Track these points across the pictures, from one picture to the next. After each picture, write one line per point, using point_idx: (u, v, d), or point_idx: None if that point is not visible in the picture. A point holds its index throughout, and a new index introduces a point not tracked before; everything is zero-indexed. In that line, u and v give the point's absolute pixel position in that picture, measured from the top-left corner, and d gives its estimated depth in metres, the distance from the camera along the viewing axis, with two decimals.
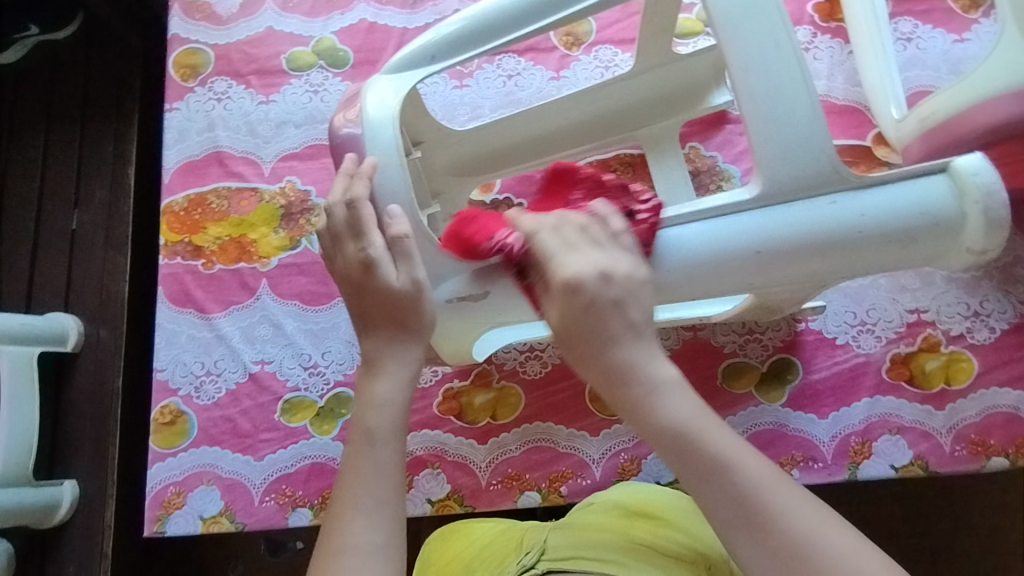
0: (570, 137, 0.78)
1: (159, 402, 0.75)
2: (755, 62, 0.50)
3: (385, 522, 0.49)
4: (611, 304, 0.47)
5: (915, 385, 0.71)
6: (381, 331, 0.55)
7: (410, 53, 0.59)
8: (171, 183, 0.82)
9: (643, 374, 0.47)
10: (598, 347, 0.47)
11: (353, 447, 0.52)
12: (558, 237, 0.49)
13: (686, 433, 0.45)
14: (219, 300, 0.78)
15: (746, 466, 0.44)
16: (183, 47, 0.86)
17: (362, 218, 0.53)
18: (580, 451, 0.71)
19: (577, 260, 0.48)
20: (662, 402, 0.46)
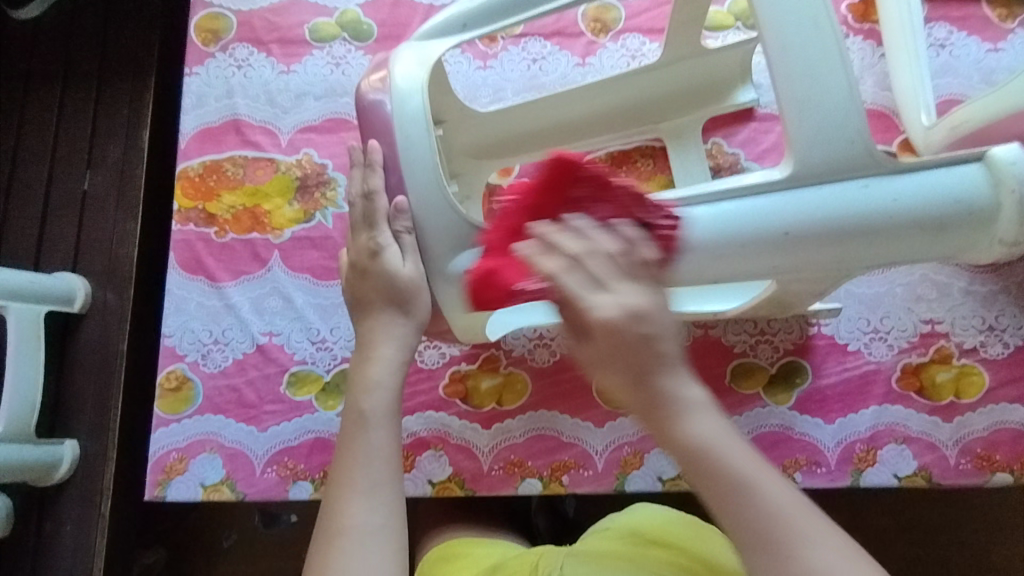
0: (592, 124, 0.78)
1: (165, 367, 0.75)
2: (794, 43, 0.49)
3: (384, 502, 0.50)
4: (640, 336, 0.44)
5: (924, 396, 0.71)
6: (379, 311, 0.57)
7: (440, 22, 0.58)
8: (187, 148, 0.81)
9: (666, 394, 0.44)
10: (629, 374, 0.44)
11: (347, 429, 0.53)
12: (583, 273, 0.45)
13: (705, 452, 0.43)
14: (230, 270, 0.77)
15: (770, 493, 0.42)
16: (205, 12, 0.85)
17: (375, 211, 0.56)
18: (583, 441, 0.71)
19: (605, 295, 0.44)
20: (691, 421, 0.44)
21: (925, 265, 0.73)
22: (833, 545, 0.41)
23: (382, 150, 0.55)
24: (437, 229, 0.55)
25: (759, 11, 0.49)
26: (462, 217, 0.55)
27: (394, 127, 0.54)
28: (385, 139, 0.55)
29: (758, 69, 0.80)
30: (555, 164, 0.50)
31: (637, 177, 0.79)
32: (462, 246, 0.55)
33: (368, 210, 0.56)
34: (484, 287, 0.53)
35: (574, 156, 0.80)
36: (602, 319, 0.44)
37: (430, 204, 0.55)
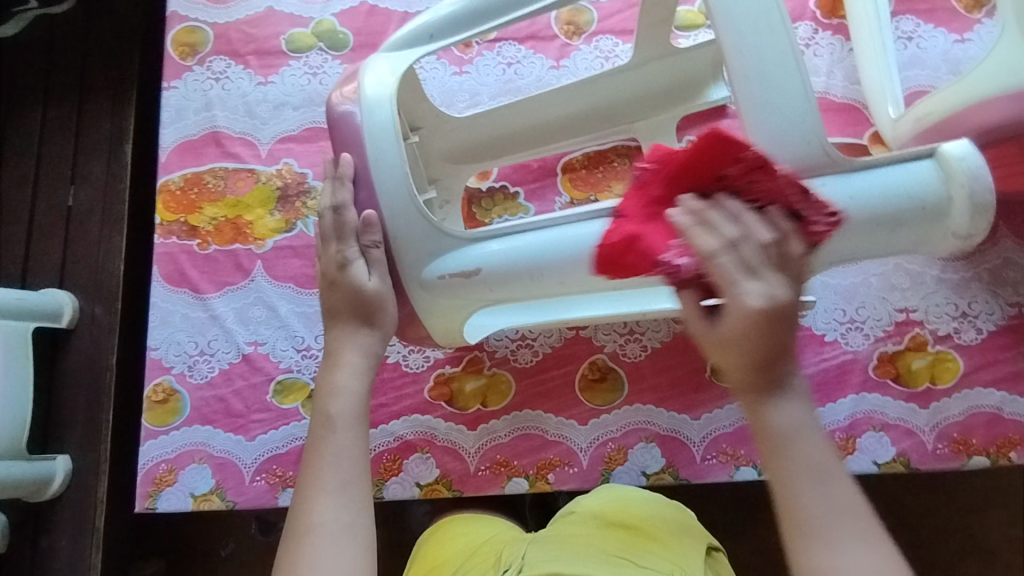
0: (566, 126, 0.78)
1: (152, 380, 0.75)
2: (750, 45, 0.50)
3: (351, 502, 0.51)
4: (777, 319, 0.43)
5: (901, 383, 0.72)
6: (345, 323, 0.57)
7: (408, 33, 0.58)
8: (168, 161, 0.82)
9: (779, 377, 0.45)
10: (740, 353, 0.44)
11: (315, 432, 0.54)
12: (739, 261, 0.44)
13: (794, 435, 0.44)
14: (213, 281, 0.78)
15: (835, 492, 0.43)
16: (182, 25, 0.86)
17: (345, 224, 0.57)
18: (568, 439, 0.72)
19: (755, 284, 0.43)
20: (781, 405, 0.45)
21: (899, 255, 0.74)
22: (874, 553, 0.42)
23: (353, 164, 0.56)
24: (411, 236, 0.56)
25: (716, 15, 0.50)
26: (434, 226, 0.56)
27: (364, 139, 0.55)
28: (357, 150, 0.56)
29: None
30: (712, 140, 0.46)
31: (613, 177, 0.80)
32: (435, 254, 0.57)
33: (337, 222, 0.57)
34: (615, 254, 0.51)
35: (552, 158, 0.81)
36: (735, 305, 0.44)
37: (402, 211, 0.56)
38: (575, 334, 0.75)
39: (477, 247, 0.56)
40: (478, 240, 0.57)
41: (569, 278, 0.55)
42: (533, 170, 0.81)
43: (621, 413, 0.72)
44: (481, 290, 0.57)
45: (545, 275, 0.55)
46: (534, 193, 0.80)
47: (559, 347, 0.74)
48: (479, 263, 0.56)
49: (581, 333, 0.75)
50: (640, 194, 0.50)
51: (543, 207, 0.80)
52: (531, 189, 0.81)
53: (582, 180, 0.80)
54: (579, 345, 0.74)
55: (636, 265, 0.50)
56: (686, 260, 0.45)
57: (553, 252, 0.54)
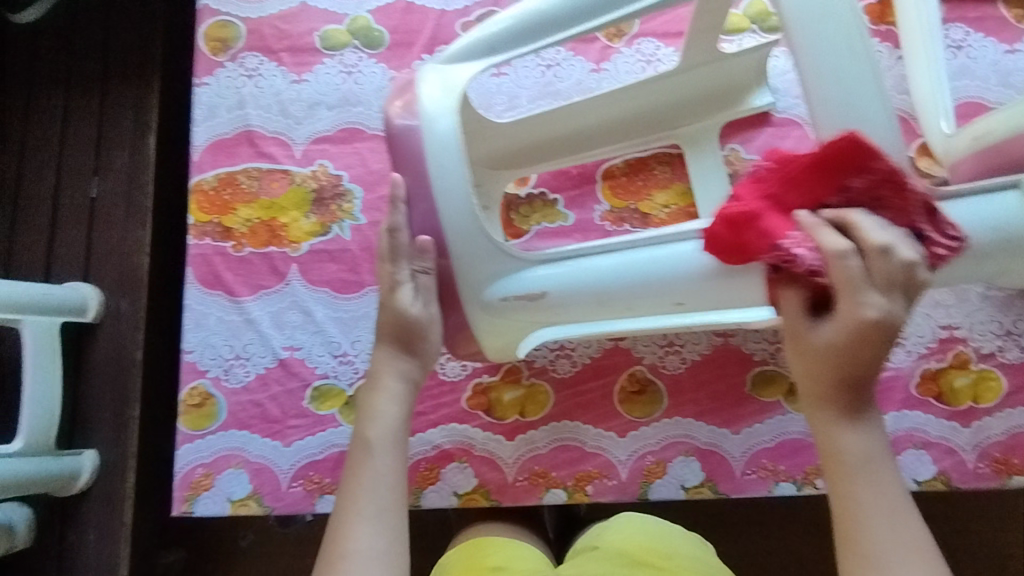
0: (610, 132, 0.77)
1: (187, 383, 0.75)
2: (829, 71, 0.48)
3: (386, 529, 0.50)
4: (879, 348, 0.44)
5: (943, 402, 0.71)
6: (386, 346, 0.57)
7: (466, 44, 0.55)
8: (200, 161, 0.80)
9: (856, 402, 0.47)
10: (830, 368, 0.46)
11: (353, 455, 0.54)
12: (861, 270, 0.43)
13: (866, 464, 0.46)
14: (248, 284, 0.77)
15: (903, 523, 0.45)
16: (213, 19, 0.84)
17: (398, 247, 0.55)
18: (607, 451, 0.72)
19: (874, 299, 0.43)
20: (852, 432, 0.47)
21: None
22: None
23: (404, 186, 0.54)
24: (473, 258, 0.55)
25: (797, 38, 0.49)
26: (497, 247, 0.55)
27: (426, 158, 0.53)
28: (417, 171, 0.54)
29: (777, 72, 0.79)
30: (848, 144, 0.45)
31: (654, 185, 0.78)
32: (496, 277, 0.56)
33: (390, 246, 0.55)
34: (726, 238, 0.49)
35: (592, 164, 0.80)
36: (849, 313, 0.44)
37: (461, 229, 0.54)
38: (614, 344, 0.74)
39: (538, 269, 0.56)
40: (543, 262, 0.56)
41: (637, 305, 0.56)
42: (572, 176, 0.80)
43: (660, 426, 0.72)
44: (545, 313, 0.57)
45: (615, 299, 0.56)
46: (574, 200, 0.79)
47: (597, 358, 0.74)
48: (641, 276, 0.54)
49: (621, 344, 0.74)
50: (756, 185, 0.49)
51: (583, 215, 0.78)
52: (570, 196, 0.79)
53: (622, 187, 0.79)
54: (619, 356, 0.74)
55: (746, 244, 0.49)
56: (804, 251, 0.45)
57: (624, 277, 0.55)
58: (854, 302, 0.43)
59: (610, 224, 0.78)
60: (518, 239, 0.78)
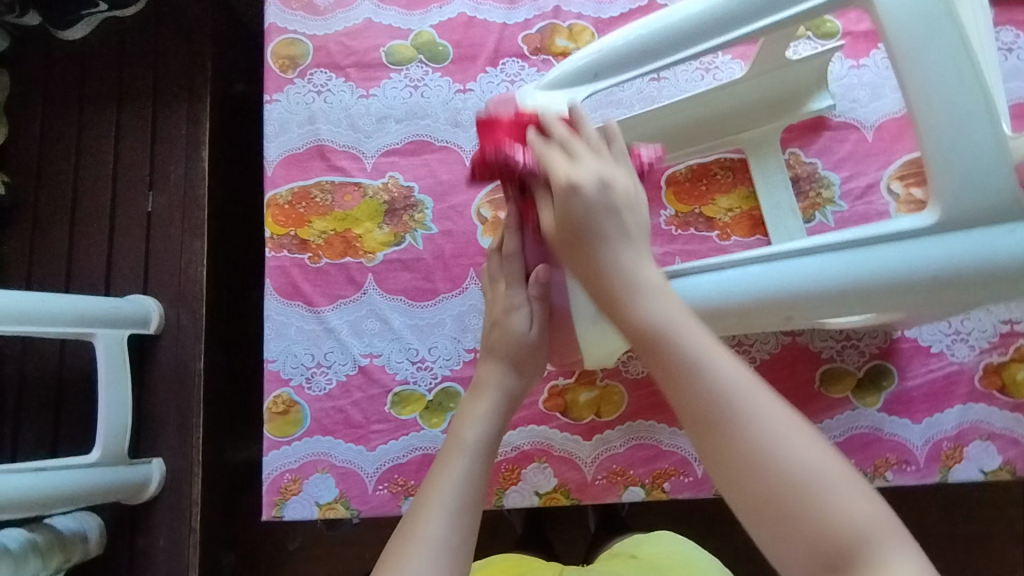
0: (678, 141, 0.79)
1: (271, 392, 0.77)
2: (939, 93, 0.50)
3: (463, 524, 0.49)
4: (607, 205, 0.53)
5: (1006, 394, 0.74)
6: (497, 361, 0.62)
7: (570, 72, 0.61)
8: (274, 176, 0.83)
9: (620, 266, 0.51)
10: (582, 241, 0.53)
11: (446, 451, 0.55)
12: (563, 154, 0.55)
13: (660, 329, 0.47)
14: (326, 294, 0.79)
15: (721, 364, 0.44)
16: (281, 37, 0.86)
17: (513, 271, 0.64)
18: (682, 449, 0.74)
19: (580, 167, 0.54)
20: (646, 301, 0.49)
21: None
22: (777, 407, 0.42)
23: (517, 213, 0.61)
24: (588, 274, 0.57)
25: (908, 69, 0.51)
26: None
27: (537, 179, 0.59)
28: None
29: (834, 77, 0.81)
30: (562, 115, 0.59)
31: (717, 190, 0.81)
32: None
33: (506, 270, 0.64)
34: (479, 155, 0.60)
35: (655, 171, 0.82)
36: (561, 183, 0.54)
37: None
38: None
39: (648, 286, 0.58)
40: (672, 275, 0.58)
41: (748, 319, 0.58)
42: None
43: None
44: None
45: (724, 316, 0.57)
46: None
47: None
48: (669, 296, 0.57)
49: None
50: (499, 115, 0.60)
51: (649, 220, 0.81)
52: None
53: (687, 193, 0.81)
54: None
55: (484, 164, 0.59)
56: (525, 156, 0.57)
57: (735, 293, 0.56)
58: (564, 170, 0.54)
59: (676, 228, 0.80)
60: None
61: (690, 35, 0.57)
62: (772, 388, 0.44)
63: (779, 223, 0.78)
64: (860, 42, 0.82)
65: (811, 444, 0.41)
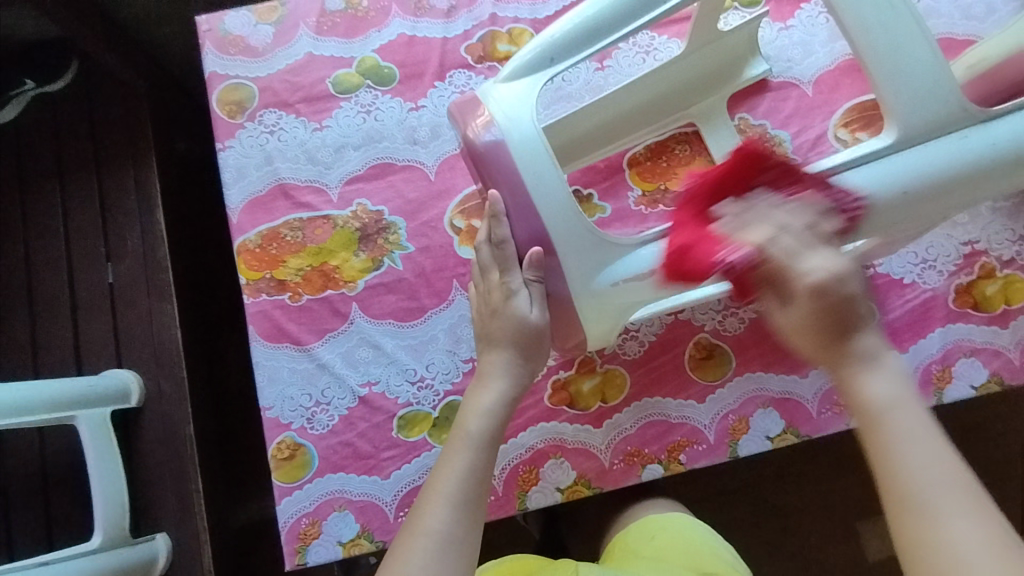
0: (630, 123, 0.82)
1: (273, 439, 0.75)
2: (874, 23, 0.54)
3: (464, 518, 0.54)
4: (845, 295, 0.49)
5: (980, 310, 0.77)
6: (502, 348, 0.62)
7: (526, 59, 0.59)
8: (240, 222, 0.82)
9: (854, 347, 0.48)
10: (814, 323, 0.49)
11: (450, 443, 0.59)
12: (791, 244, 0.51)
13: (883, 409, 0.46)
14: (313, 330, 0.78)
15: (934, 463, 0.43)
16: (224, 84, 0.86)
17: (508, 256, 0.60)
18: (691, 419, 0.75)
19: (814, 262, 0.50)
20: (878, 378, 0.47)
21: None
22: (989, 534, 0.41)
23: (502, 200, 0.58)
24: (577, 253, 0.58)
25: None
26: (600, 238, 0.58)
27: (520, 169, 0.56)
28: (514, 185, 0.57)
29: (766, 41, 0.86)
30: (740, 155, 0.58)
31: (678, 163, 0.83)
32: (604, 265, 0.59)
33: (500, 256, 0.61)
34: (675, 263, 0.57)
35: (615, 156, 0.84)
36: (799, 281, 0.50)
37: (566, 229, 0.58)
38: (674, 318, 0.78)
39: (640, 250, 0.59)
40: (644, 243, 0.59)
41: None
42: (601, 170, 0.84)
43: (734, 385, 0.76)
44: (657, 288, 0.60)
45: None
46: (607, 192, 0.83)
47: (662, 334, 0.77)
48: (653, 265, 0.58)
49: (680, 316, 0.78)
50: (685, 224, 0.58)
51: (618, 204, 0.83)
52: (603, 188, 0.83)
53: (650, 171, 0.83)
54: (682, 328, 0.77)
55: (696, 271, 0.56)
56: (740, 251, 0.53)
57: None
58: (805, 271, 0.49)
59: (646, 208, 0.82)
60: None
61: (645, 3, 0.58)
62: (992, 509, 0.42)
63: None
64: (783, 5, 0.86)
65: (1015, 563, 0.39)
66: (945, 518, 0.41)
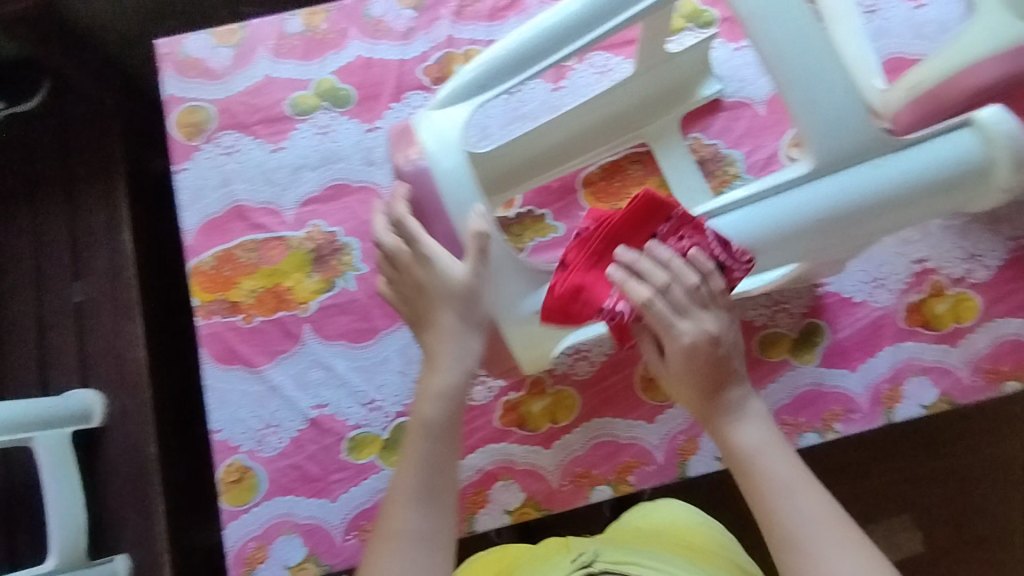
0: (582, 144, 0.82)
1: (223, 462, 0.76)
2: (790, 51, 0.56)
3: (434, 512, 0.59)
4: (720, 354, 0.61)
5: (930, 328, 0.77)
6: (440, 318, 0.61)
7: (456, 89, 0.61)
8: (194, 244, 0.82)
9: (727, 403, 0.62)
10: (692, 381, 0.62)
11: (410, 434, 0.62)
12: (673, 304, 0.59)
13: (750, 456, 0.60)
14: (265, 352, 0.78)
15: (800, 500, 0.57)
16: (182, 106, 0.86)
17: (412, 234, 0.61)
18: (640, 440, 0.75)
19: (688, 324, 0.59)
20: (743, 431, 0.61)
21: None
22: (847, 550, 0.54)
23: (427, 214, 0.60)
24: (502, 280, 0.59)
25: (756, 31, 0.56)
26: (523, 264, 0.60)
27: (444, 195, 0.58)
28: (440, 211, 0.59)
29: (719, 62, 0.86)
30: (645, 199, 0.57)
31: (631, 184, 0.84)
32: (527, 292, 0.60)
33: (410, 237, 0.61)
34: (559, 306, 0.59)
35: (569, 176, 0.85)
36: (673, 342, 0.60)
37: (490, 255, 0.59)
38: None
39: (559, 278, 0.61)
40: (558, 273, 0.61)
41: None
42: (554, 190, 0.84)
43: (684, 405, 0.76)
44: None
45: None
46: (560, 212, 0.84)
47: (613, 354, 0.77)
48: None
49: None
50: (581, 248, 0.59)
51: (571, 224, 0.83)
52: (556, 209, 0.84)
53: (603, 192, 0.84)
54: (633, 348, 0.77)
55: (575, 314, 0.59)
56: (623, 304, 0.59)
57: None
58: (674, 323, 0.59)
59: None
60: None
61: (572, 31, 0.58)
62: (848, 524, 0.56)
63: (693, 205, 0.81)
64: (737, 26, 0.87)
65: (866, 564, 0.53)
66: (811, 545, 0.55)
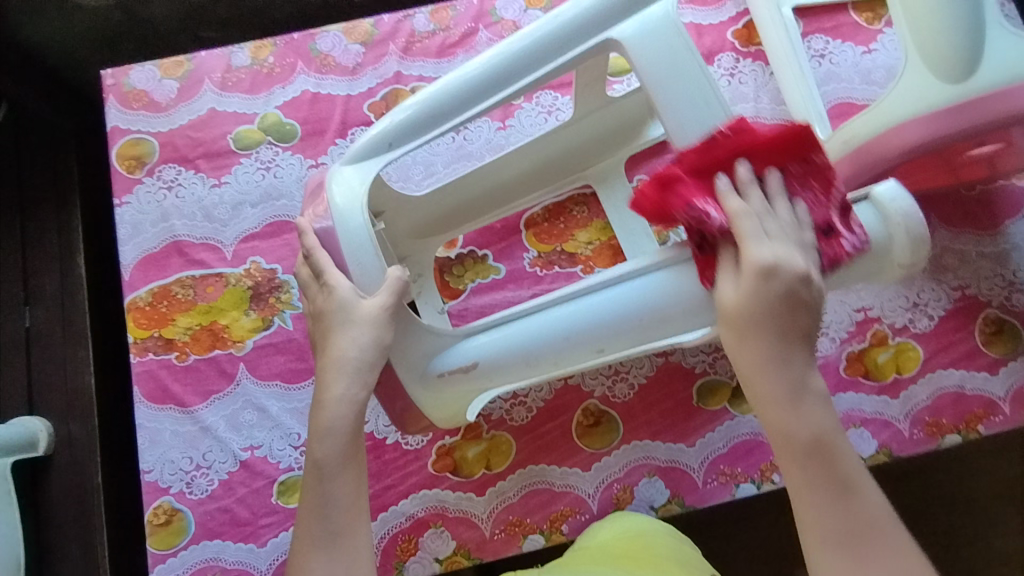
0: (522, 185, 0.81)
1: (151, 503, 0.75)
2: (692, 119, 0.57)
3: (340, 557, 0.55)
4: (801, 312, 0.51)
5: (871, 378, 0.77)
6: (336, 352, 0.57)
7: (370, 141, 0.60)
8: (132, 279, 0.81)
9: (791, 381, 0.51)
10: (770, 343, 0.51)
11: (307, 475, 0.57)
12: (756, 223, 0.52)
13: (812, 443, 0.50)
14: (198, 392, 0.77)
15: (840, 500, 0.50)
16: (125, 138, 0.85)
17: (319, 267, 0.59)
18: (575, 488, 0.74)
19: (775, 253, 0.51)
20: (799, 414, 0.51)
21: None
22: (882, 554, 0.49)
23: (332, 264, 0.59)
24: (406, 344, 0.61)
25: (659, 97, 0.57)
26: (427, 329, 0.61)
27: (345, 250, 0.58)
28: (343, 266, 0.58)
29: None
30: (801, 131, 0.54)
31: (575, 225, 0.83)
32: (433, 354, 0.61)
33: (314, 270, 0.59)
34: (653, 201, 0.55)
35: (513, 216, 0.84)
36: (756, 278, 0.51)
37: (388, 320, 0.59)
38: (564, 383, 0.77)
39: (465, 344, 0.61)
40: (468, 336, 0.61)
41: (564, 360, 0.61)
42: (497, 230, 0.84)
43: (620, 454, 0.75)
44: (480, 382, 0.62)
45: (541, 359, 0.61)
46: (502, 253, 0.83)
47: (551, 400, 0.77)
48: (475, 357, 0.60)
49: (570, 382, 0.77)
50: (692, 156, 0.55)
51: (513, 265, 0.82)
52: (498, 249, 0.83)
53: (547, 233, 0.83)
54: (571, 394, 0.77)
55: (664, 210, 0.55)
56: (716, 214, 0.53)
57: (547, 334, 0.59)
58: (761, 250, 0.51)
59: (541, 269, 0.82)
60: (456, 300, 0.82)
61: (486, 89, 0.59)
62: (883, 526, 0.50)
63: (635, 249, 0.81)
64: None
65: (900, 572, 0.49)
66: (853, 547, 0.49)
